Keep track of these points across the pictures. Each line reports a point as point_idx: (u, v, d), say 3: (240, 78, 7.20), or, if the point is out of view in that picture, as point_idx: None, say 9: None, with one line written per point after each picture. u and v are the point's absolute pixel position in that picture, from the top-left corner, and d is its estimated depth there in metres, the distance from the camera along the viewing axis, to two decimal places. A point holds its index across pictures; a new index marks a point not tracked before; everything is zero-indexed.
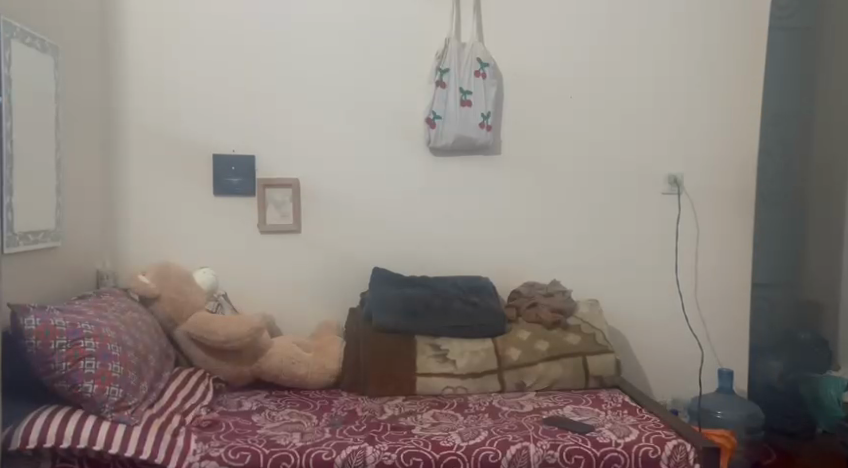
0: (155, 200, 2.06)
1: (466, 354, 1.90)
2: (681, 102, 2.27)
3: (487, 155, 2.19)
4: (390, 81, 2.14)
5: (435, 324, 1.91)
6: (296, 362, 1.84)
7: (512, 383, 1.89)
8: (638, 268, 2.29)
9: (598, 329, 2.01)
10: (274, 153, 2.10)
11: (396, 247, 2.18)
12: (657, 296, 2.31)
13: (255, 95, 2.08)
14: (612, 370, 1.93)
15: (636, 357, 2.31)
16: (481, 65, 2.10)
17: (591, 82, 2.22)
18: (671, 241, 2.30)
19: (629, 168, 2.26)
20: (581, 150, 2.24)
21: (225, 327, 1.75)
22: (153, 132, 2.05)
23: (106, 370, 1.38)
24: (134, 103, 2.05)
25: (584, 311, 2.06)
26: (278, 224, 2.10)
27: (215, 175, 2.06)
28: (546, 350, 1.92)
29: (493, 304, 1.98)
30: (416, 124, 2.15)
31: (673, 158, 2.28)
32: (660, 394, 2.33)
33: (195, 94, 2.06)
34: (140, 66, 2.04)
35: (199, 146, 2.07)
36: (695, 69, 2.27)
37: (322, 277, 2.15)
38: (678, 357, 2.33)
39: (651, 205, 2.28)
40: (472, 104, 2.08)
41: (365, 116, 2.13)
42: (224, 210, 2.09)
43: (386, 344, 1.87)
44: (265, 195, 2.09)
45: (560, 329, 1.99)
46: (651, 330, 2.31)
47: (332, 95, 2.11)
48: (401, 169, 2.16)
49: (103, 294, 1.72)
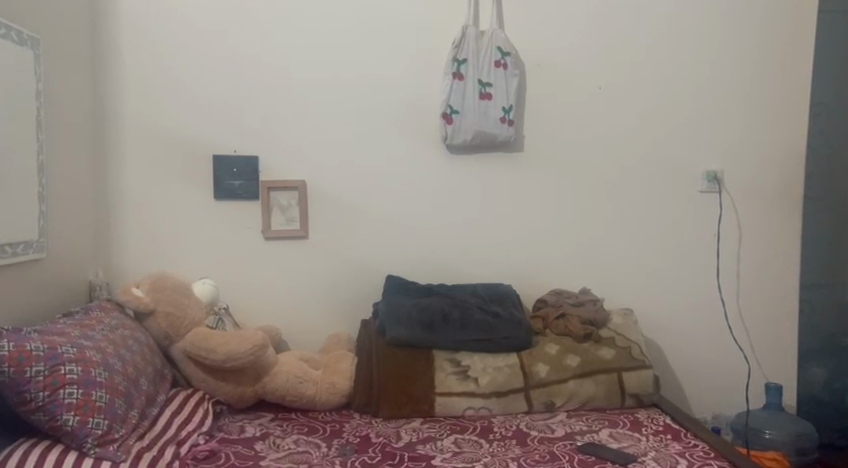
0: (151, 205, 1.91)
1: (488, 371, 1.73)
2: (720, 92, 2.08)
3: (509, 152, 2.02)
4: (402, 73, 1.97)
5: (455, 338, 1.75)
6: (304, 382, 1.68)
7: (540, 403, 1.72)
8: (673, 273, 2.11)
9: (633, 342, 1.83)
10: (279, 153, 1.94)
11: (411, 252, 2.02)
12: (695, 304, 2.13)
13: (255, 91, 1.92)
14: (650, 387, 1.76)
15: (673, 370, 2.13)
16: (501, 54, 1.93)
17: (623, 72, 2.04)
18: (711, 244, 2.11)
19: (663, 165, 2.08)
20: (611, 146, 2.06)
21: (225, 344, 1.59)
22: (148, 131, 1.90)
23: (90, 399, 1.22)
24: (127, 101, 1.89)
25: (617, 322, 1.89)
26: (284, 229, 1.95)
27: (215, 178, 1.91)
28: (576, 366, 1.75)
29: (516, 314, 1.82)
30: (431, 120, 1.99)
31: (712, 152, 2.09)
32: (700, 411, 2.15)
33: (192, 91, 1.91)
34: (133, 61, 1.89)
35: (198, 146, 1.92)
36: (736, 56, 2.08)
37: (332, 286, 2.00)
38: (719, 370, 2.15)
39: (688, 205, 2.09)
40: (493, 97, 1.93)
41: (375, 111, 1.97)
42: (226, 215, 1.94)
43: (402, 361, 1.72)
44: (270, 198, 1.94)
45: (591, 342, 1.81)
46: (690, 341, 2.13)
47: (339, 90, 1.95)
48: (415, 168, 2.00)
49: (92, 310, 1.56)
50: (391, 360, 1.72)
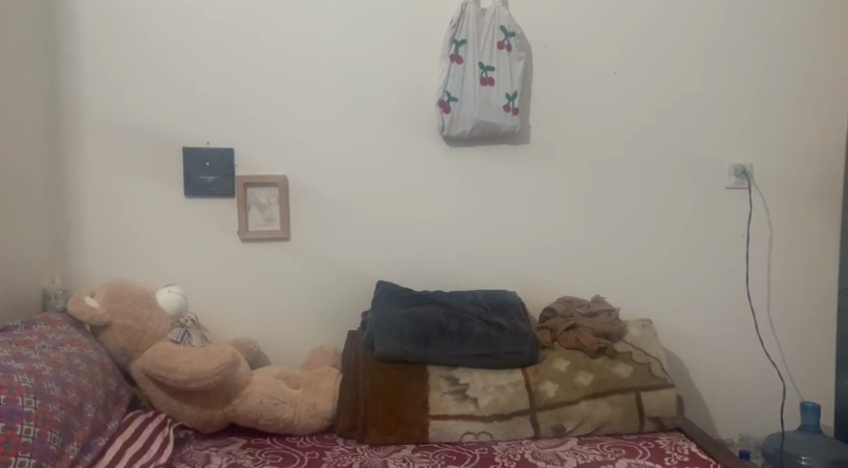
0: (115, 203, 1.72)
1: (489, 391, 1.54)
2: (748, 79, 1.87)
3: (513, 144, 1.82)
4: (394, 56, 1.77)
5: (452, 353, 1.56)
6: (280, 403, 1.49)
7: (548, 427, 1.52)
8: (696, 279, 1.90)
9: (653, 357, 1.63)
10: (257, 146, 1.74)
11: (405, 256, 1.82)
12: (719, 313, 1.92)
13: (231, 75, 1.72)
14: (673, 409, 1.55)
15: (696, 386, 1.93)
16: (504, 34, 1.73)
17: (641, 56, 1.83)
18: (739, 247, 1.91)
19: (685, 159, 1.87)
20: (627, 138, 1.85)
21: (189, 361, 1.40)
22: (110, 120, 1.70)
23: (14, 434, 1.02)
24: (87, 85, 1.68)
25: (635, 334, 1.68)
26: (263, 230, 1.75)
27: (186, 172, 1.72)
28: (589, 385, 1.55)
29: (521, 326, 1.63)
30: (427, 109, 1.79)
31: (739, 145, 1.88)
32: (725, 432, 1.95)
33: (159, 74, 1.70)
34: (91, 39, 1.67)
35: (167, 138, 1.72)
36: (765, 39, 1.86)
37: (317, 294, 1.81)
38: (746, 386, 1.94)
39: (712, 203, 1.89)
40: (495, 82, 1.73)
41: (364, 99, 1.77)
42: (199, 214, 1.74)
43: (391, 380, 1.52)
44: (247, 195, 1.74)
45: (606, 357, 1.61)
46: (714, 353, 1.93)
47: (323, 75, 1.75)
48: (409, 164, 1.80)
49: (35, 324, 1.36)
50: (380, 378, 1.52)
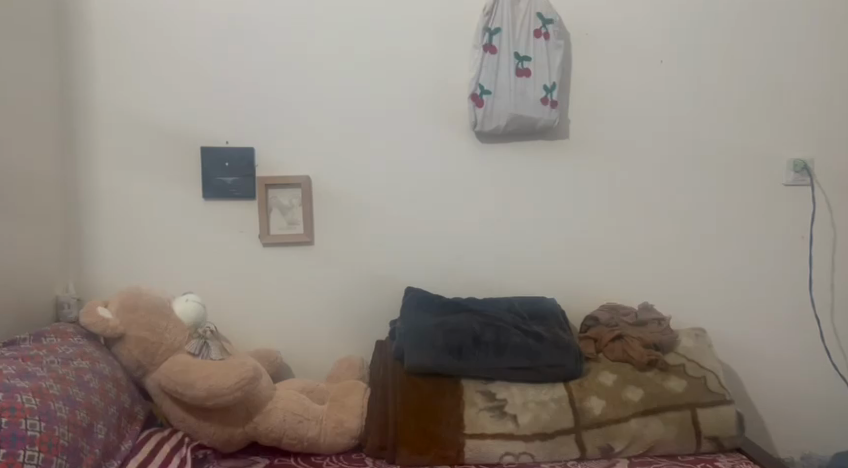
0: (131, 207, 1.63)
1: (529, 408, 1.41)
2: (807, 66, 1.73)
3: (550, 140, 1.69)
4: (423, 48, 1.65)
5: (488, 365, 1.45)
6: (304, 420, 1.39)
7: (595, 448, 1.39)
8: (752, 283, 1.78)
9: (709, 370, 1.49)
10: (280, 145, 1.65)
11: (436, 261, 1.71)
12: (778, 321, 1.79)
13: (251, 72, 1.62)
14: (733, 428, 1.41)
15: (752, 401, 1.80)
16: (542, 21, 1.61)
17: (690, 43, 1.70)
18: (800, 247, 1.77)
19: (741, 154, 1.74)
20: (675, 132, 1.72)
21: (206, 376, 1.30)
22: (124, 119, 1.61)
23: (14, 461, 0.93)
24: (99, 83, 1.60)
25: (688, 345, 1.55)
26: (285, 233, 1.66)
27: (204, 173, 1.62)
28: (638, 401, 1.42)
29: (562, 336, 1.51)
30: (459, 103, 1.67)
31: (798, 139, 1.75)
32: (785, 450, 1.82)
33: (176, 70, 1.61)
34: (102, 33, 1.58)
35: (184, 137, 1.63)
36: (826, 23, 1.72)
37: (343, 302, 1.71)
38: (807, 400, 1.82)
39: (769, 201, 1.76)
40: (532, 74, 1.61)
41: (392, 94, 1.66)
42: (219, 218, 1.65)
43: (424, 396, 1.41)
44: (269, 198, 1.65)
45: (656, 370, 1.48)
46: (772, 365, 1.80)
47: (348, 69, 1.64)
48: (440, 163, 1.68)
49: (44, 337, 1.27)
50: (411, 393, 1.41)
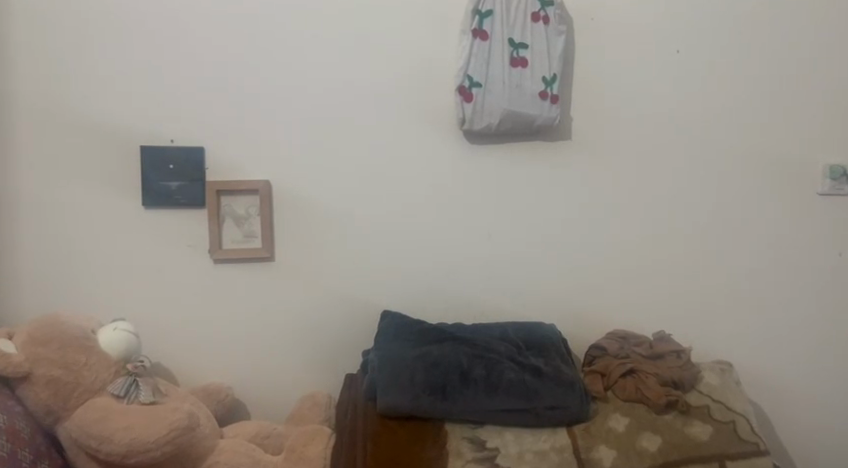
0: (56, 216, 1.38)
1: (526, 459, 1.17)
2: (840, 61, 1.52)
3: (550, 140, 1.47)
4: (404, 33, 1.42)
5: (477, 408, 1.21)
6: None
7: None
8: (777, 306, 1.57)
9: (738, 414, 1.26)
10: (235, 146, 1.40)
11: (419, 282, 1.48)
12: (806, 351, 1.59)
13: (201, 59, 1.38)
14: None
15: (777, 440, 1.60)
16: (540, 2, 1.39)
17: (711, 31, 1.48)
18: (832, 267, 1.57)
19: (766, 160, 1.53)
20: (693, 134, 1.50)
21: (126, 430, 1.05)
22: (48, 112, 1.36)
23: None
24: (17, 68, 1.34)
25: (712, 384, 1.33)
26: (241, 248, 1.41)
27: (144, 178, 1.38)
28: (657, 452, 1.18)
29: (565, 371, 1.27)
30: (445, 99, 1.44)
31: (830, 144, 1.54)
32: None
33: (109, 54, 1.36)
34: (21, 6, 1.33)
35: (120, 134, 1.38)
36: None
37: (310, 329, 1.47)
38: (838, 438, 1.62)
39: (798, 215, 1.55)
40: (529, 64, 1.39)
41: (367, 86, 1.42)
42: (162, 231, 1.41)
43: (399, 445, 1.17)
44: (221, 205, 1.40)
45: (676, 413, 1.25)
46: (798, 399, 1.60)
47: (316, 56, 1.40)
48: (423, 166, 1.45)
49: None
50: (384, 442, 1.17)
